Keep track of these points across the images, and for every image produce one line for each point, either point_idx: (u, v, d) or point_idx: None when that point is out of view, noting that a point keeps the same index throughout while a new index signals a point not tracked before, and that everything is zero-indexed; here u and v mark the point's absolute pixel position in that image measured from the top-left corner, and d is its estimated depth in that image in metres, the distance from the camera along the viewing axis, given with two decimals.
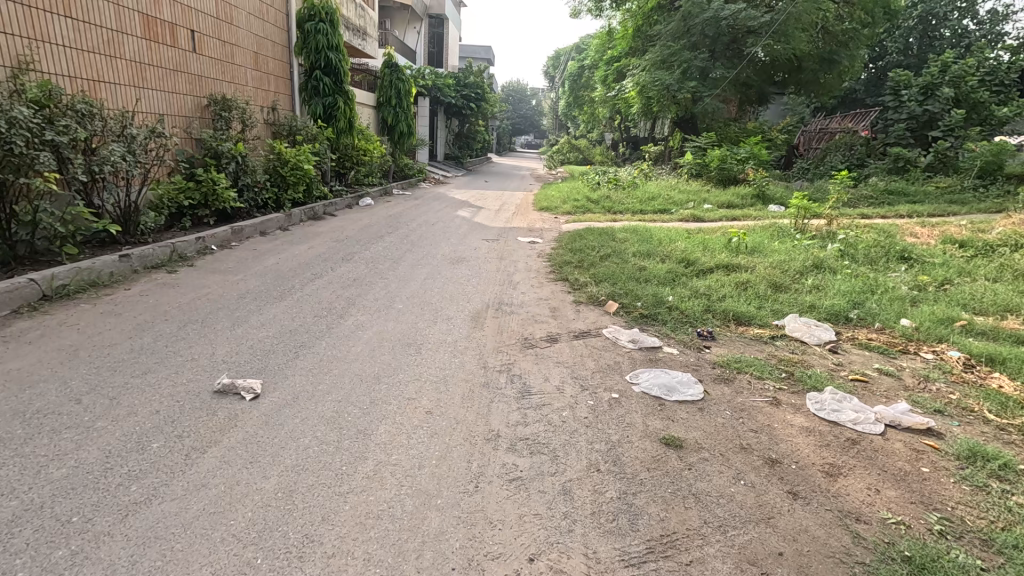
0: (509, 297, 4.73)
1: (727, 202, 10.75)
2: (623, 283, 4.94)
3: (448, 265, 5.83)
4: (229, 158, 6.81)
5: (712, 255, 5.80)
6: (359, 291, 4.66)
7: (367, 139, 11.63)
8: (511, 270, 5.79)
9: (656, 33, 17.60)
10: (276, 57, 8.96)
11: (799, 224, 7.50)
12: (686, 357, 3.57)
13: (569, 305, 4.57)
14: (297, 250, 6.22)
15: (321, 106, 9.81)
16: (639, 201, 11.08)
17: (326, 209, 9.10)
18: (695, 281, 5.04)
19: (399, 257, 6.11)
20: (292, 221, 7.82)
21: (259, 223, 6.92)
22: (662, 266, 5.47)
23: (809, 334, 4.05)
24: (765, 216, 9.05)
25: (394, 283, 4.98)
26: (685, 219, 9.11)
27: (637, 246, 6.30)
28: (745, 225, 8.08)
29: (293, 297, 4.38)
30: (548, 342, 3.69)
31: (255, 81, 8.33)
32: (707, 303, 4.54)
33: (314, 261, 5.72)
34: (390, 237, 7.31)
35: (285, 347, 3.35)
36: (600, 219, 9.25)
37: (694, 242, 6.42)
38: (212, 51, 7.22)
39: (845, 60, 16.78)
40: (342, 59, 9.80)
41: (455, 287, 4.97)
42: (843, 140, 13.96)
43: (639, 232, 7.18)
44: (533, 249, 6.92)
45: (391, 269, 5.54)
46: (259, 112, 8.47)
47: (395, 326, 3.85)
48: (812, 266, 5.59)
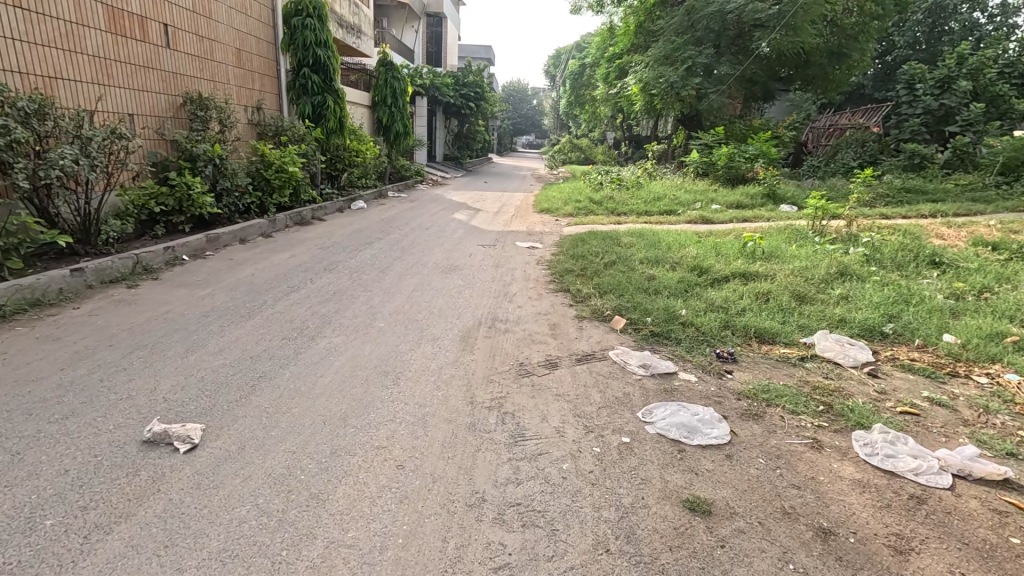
0: (504, 312, 4.26)
1: (736, 202, 10.27)
2: (631, 296, 4.47)
3: (439, 274, 5.37)
4: (206, 160, 6.37)
5: (726, 262, 5.33)
6: (338, 307, 4.20)
7: (360, 139, 11.18)
8: (507, 279, 5.32)
9: (658, 29, 17.12)
10: (260, 54, 8.53)
11: (816, 226, 7.03)
12: (705, 386, 3.10)
13: (570, 321, 4.11)
14: (277, 258, 5.77)
15: (310, 105, 9.36)
16: (644, 201, 10.62)
17: (315, 212, 8.66)
18: (710, 292, 4.56)
19: (386, 266, 5.65)
20: (276, 226, 7.38)
21: (239, 230, 6.47)
22: (672, 275, 5.00)
23: (843, 355, 3.56)
24: (778, 217, 8.58)
25: (378, 297, 4.52)
26: (693, 221, 8.63)
27: (645, 252, 5.83)
28: (757, 227, 7.61)
29: (262, 316, 3.92)
30: (546, 368, 3.22)
31: (237, 79, 7.90)
32: (725, 318, 4.06)
33: (294, 271, 5.27)
34: (379, 243, 6.85)
35: (241, 380, 2.89)
36: (604, 222, 8.78)
37: (706, 247, 5.95)
38: (188, 47, 6.78)
39: (854, 54, 16.27)
40: (330, 56, 9.34)
41: (445, 300, 4.51)
42: (855, 137, 13.46)
43: (645, 236, 6.72)
44: (532, 256, 6.46)
45: (377, 280, 5.08)
46: (242, 111, 8.02)
47: (373, 350, 3.39)
48: (837, 273, 5.10)
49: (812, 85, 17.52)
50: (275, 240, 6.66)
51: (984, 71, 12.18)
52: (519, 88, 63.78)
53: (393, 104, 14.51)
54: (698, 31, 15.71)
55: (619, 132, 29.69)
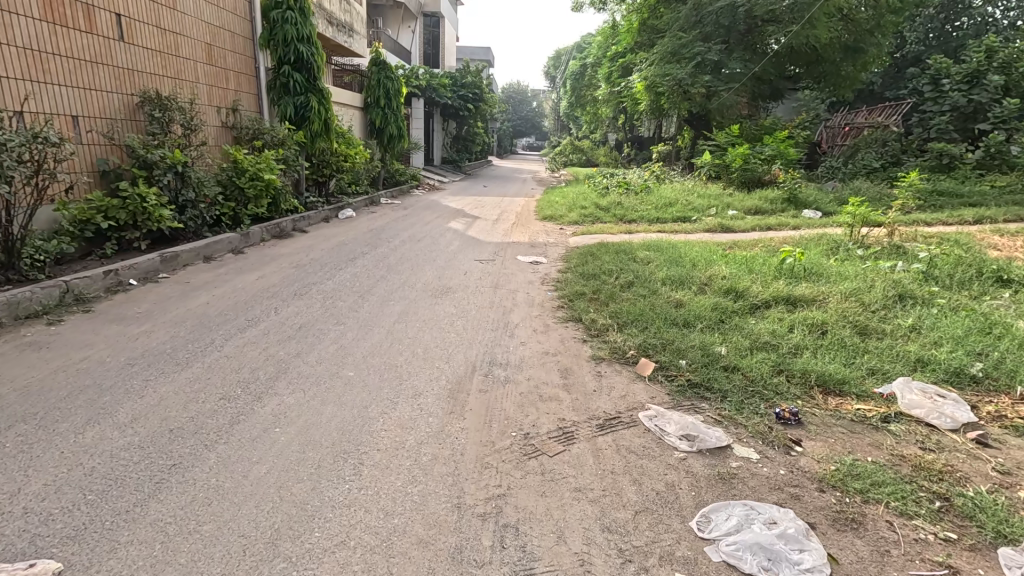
0: (504, 352, 3.49)
1: (754, 207, 9.53)
2: (657, 330, 3.70)
3: (428, 299, 4.61)
4: (164, 168, 5.60)
5: (763, 283, 4.56)
6: (302, 348, 3.44)
7: (349, 142, 10.39)
8: (508, 304, 4.56)
9: (664, 25, 16.40)
10: (235, 51, 7.79)
11: (853, 236, 6.26)
12: (773, 467, 2.33)
13: (585, 365, 3.33)
14: (242, 281, 5.00)
15: (292, 106, 8.53)
16: (654, 207, 9.86)
17: (298, 224, 7.92)
18: (751, 326, 3.79)
19: (368, 289, 4.90)
20: (251, 240, 6.63)
21: (203, 247, 5.71)
22: (702, 301, 4.23)
23: (937, 414, 2.78)
24: (806, 224, 7.83)
25: (353, 332, 3.75)
26: (711, 230, 7.89)
27: (665, 270, 5.06)
28: (785, 237, 6.84)
29: (204, 362, 3.15)
30: (560, 442, 2.44)
31: (208, 77, 7.16)
32: (777, 361, 3.28)
33: (261, 297, 4.53)
34: (364, 259, 6.08)
35: (143, 473, 2.11)
36: (614, 230, 8.02)
37: (736, 264, 5.18)
38: (147, 40, 6.05)
39: (869, 49, 15.53)
40: (315, 52, 8.57)
41: (433, 336, 3.75)
42: (875, 136, 12.74)
43: (664, 249, 5.96)
44: (536, 273, 5.70)
45: (356, 308, 4.33)
46: (214, 112, 7.27)
47: (335, 417, 2.61)
48: (895, 295, 4.33)
49: (825, 83, 16.76)
50: (247, 258, 5.90)
51: (1016, 65, 11.45)
52: (519, 90, 63.13)
53: (386, 105, 13.74)
54: (707, 26, 14.99)
55: (621, 133, 28.98)
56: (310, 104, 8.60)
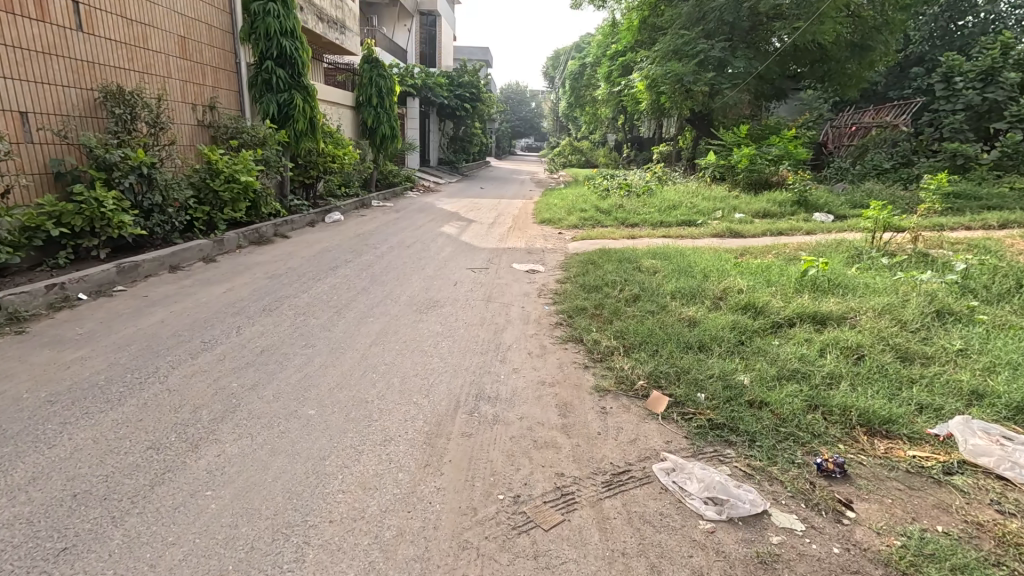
0: (493, 382, 3.03)
1: (762, 210, 9.09)
2: (670, 355, 3.23)
3: (412, 316, 4.14)
4: (126, 169, 5.13)
5: (784, 297, 4.10)
6: (259, 379, 2.96)
7: (338, 142, 9.92)
8: (500, 321, 4.09)
9: (665, 23, 15.97)
10: (213, 45, 7.35)
11: (875, 242, 5.80)
12: (824, 544, 1.87)
13: (587, 398, 2.86)
14: (208, 294, 4.52)
15: (274, 104, 8.07)
16: (657, 210, 9.42)
17: (279, 229, 7.45)
18: (775, 349, 3.33)
19: (346, 303, 4.43)
20: (226, 247, 6.16)
21: (169, 255, 5.24)
22: (717, 319, 3.77)
23: (1011, 464, 2.30)
24: (820, 228, 7.37)
25: (321, 359, 3.28)
26: (719, 234, 7.45)
27: (674, 282, 4.60)
28: (801, 243, 6.40)
29: (138, 399, 2.67)
30: (558, 510, 1.99)
31: (181, 72, 6.71)
32: (809, 395, 2.82)
33: (225, 312, 4.06)
34: (346, 268, 5.61)
35: (20, 563, 1.64)
36: (616, 235, 7.58)
37: (751, 275, 4.72)
38: (112, 31, 5.60)
39: (878, 47, 15.01)
40: (299, 47, 8.11)
41: (414, 361, 3.28)
42: (884, 136, 12.42)
43: (671, 257, 5.50)
44: (533, 284, 5.24)
45: (330, 326, 3.86)
46: (188, 110, 6.80)
47: (283, 475, 2.13)
48: (932, 312, 3.87)
49: (828, 82, 16.24)
50: (218, 267, 5.42)
51: None
52: (518, 90, 62.66)
53: (379, 105, 13.26)
54: (710, 23, 14.53)
55: (620, 133, 28.52)
56: (294, 102, 8.13)
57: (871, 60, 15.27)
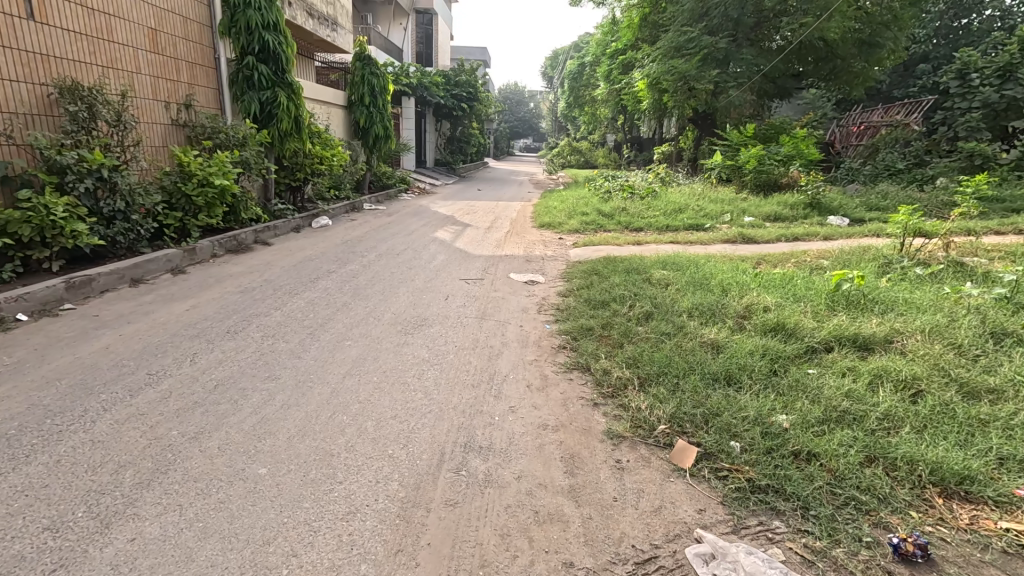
0: (486, 427, 2.54)
1: (773, 213, 8.65)
2: (694, 390, 2.75)
3: (395, 339, 3.65)
4: (82, 172, 4.65)
5: (817, 317, 3.62)
6: (206, 427, 2.46)
7: (326, 142, 9.42)
8: (495, 345, 3.61)
9: (666, 20, 15.47)
10: (189, 39, 6.85)
11: (904, 249, 5.31)
12: None
13: (599, 448, 2.39)
14: (167, 312, 4.03)
15: (256, 102, 7.58)
16: (662, 214, 8.95)
17: (260, 236, 6.96)
18: (814, 380, 2.86)
19: (322, 323, 3.95)
20: (198, 256, 5.67)
21: (131, 267, 4.74)
22: (743, 342, 3.30)
23: None
24: (839, 233, 6.92)
25: (284, 396, 2.79)
26: (730, 240, 6.98)
27: (689, 297, 4.12)
28: (821, 250, 5.93)
29: (49, 456, 2.17)
30: None
31: (152, 67, 6.22)
32: (866, 444, 2.34)
33: (183, 335, 3.56)
34: (328, 280, 5.13)
35: None
36: (620, 241, 7.11)
37: (775, 289, 4.24)
38: (70, 20, 5.10)
39: (887, 44, 14.56)
40: (283, 42, 7.63)
41: (393, 399, 2.80)
42: (895, 135, 12.20)
43: (683, 267, 5.02)
44: (532, 297, 4.77)
45: (301, 352, 3.37)
46: (159, 107, 6.30)
47: (211, 572, 1.64)
48: (989, 333, 3.38)
49: (834, 80, 15.68)
50: (187, 280, 4.93)
51: None
52: (518, 90, 62.22)
53: (372, 104, 12.71)
54: (714, 19, 14.07)
55: (621, 133, 28.08)
56: (278, 100, 7.63)
57: (879, 57, 14.79)
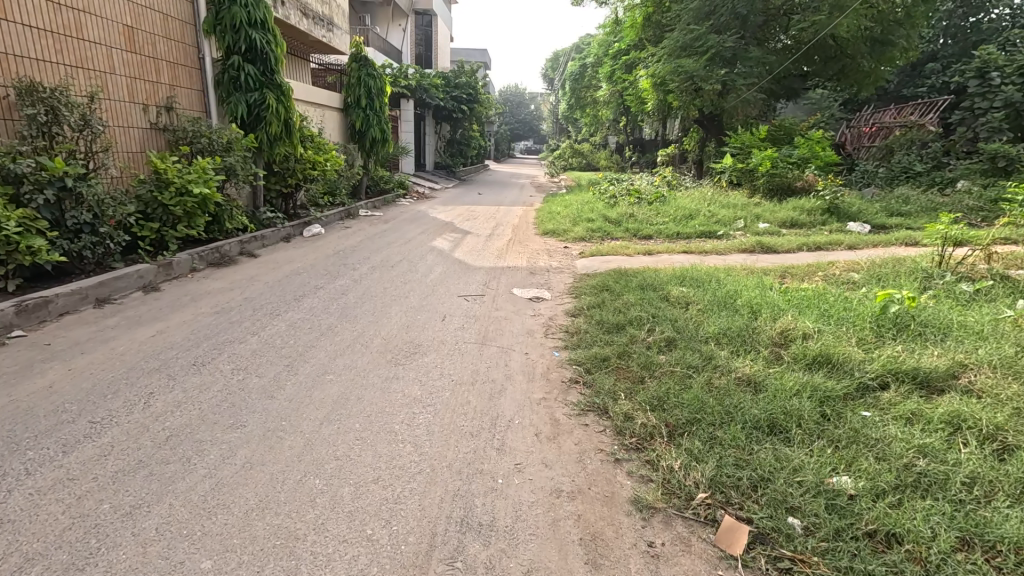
0: (487, 496, 2.10)
1: (788, 219, 8.21)
2: (735, 445, 2.32)
3: (384, 372, 3.21)
4: (40, 182, 4.22)
5: (863, 346, 3.18)
6: (145, 499, 2.01)
7: (319, 146, 9.00)
8: (497, 379, 3.17)
9: (671, 18, 15.02)
10: (169, 37, 6.44)
11: (945, 261, 4.86)
12: None
13: (626, 527, 1.95)
14: (129, 340, 3.59)
15: (243, 104, 7.14)
16: (672, 220, 8.51)
17: (246, 246, 6.53)
18: (875, 429, 2.41)
19: (303, 351, 3.50)
20: (175, 271, 5.24)
21: (97, 285, 4.31)
22: (784, 378, 2.85)
23: None
24: (864, 242, 6.48)
25: (248, 451, 2.34)
26: (747, 248, 6.55)
27: (715, 320, 3.68)
28: (850, 261, 5.48)
29: None
30: None
31: (128, 67, 5.81)
32: (958, 521, 1.87)
33: (141, 369, 3.12)
34: (315, 298, 4.70)
35: None
36: (630, 250, 6.68)
37: (811, 310, 3.79)
38: (31, 14, 4.68)
39: (900, 41, 14.10)
40: (271, 41, 7.20)
41: (377, 455, 2.35)
42: (911, 136, 11.77)
43: (704, 284, 4.58)
44: (537, 317, 4.34)
45: (275, 391, 2.93)
46: (135, 109, 5.88)
47: None
48: None
49: (844, 81, 15.25)
50: (159, 299, 4.50)
51: None
52: (518, 92, 61.78)
53: (369, 106, 12.27)
54: (722, 16, 13.61)
55: (622, 135, 27.70)
56: (266, 102, 7.19)
57: (891, 56, 14.36)
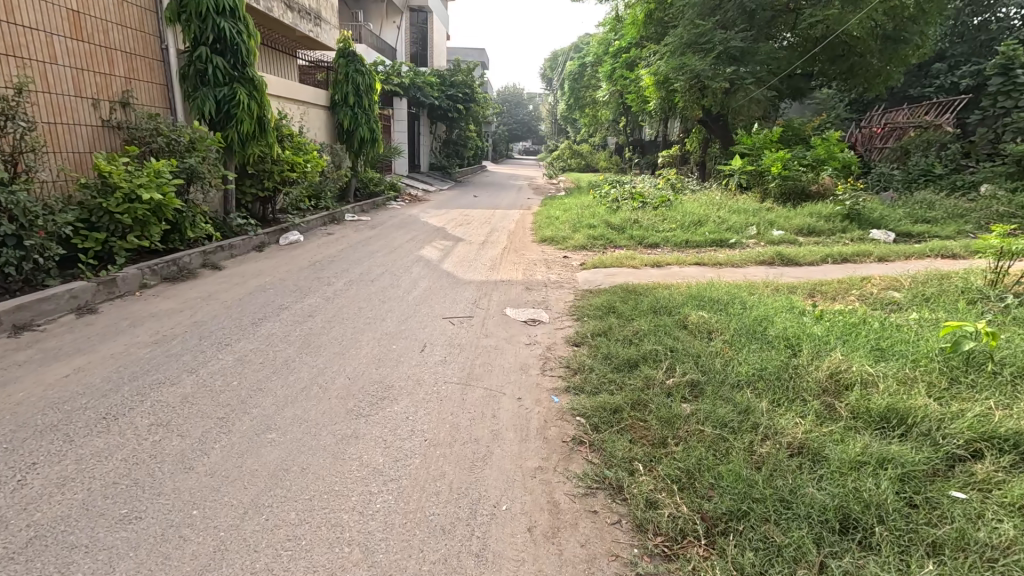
0: None
1: (805, 225, 7.62)
2: (801, 559, 1.69)
3: (341, 430, 2.57)
4: None
5: (937, 399, 2.55)
6: None
7: (300, 146, 8.34)
8: (480, 439, 2.52)
9: (674, 14, 14.43)
10: (126, 25, 5.82)
11: (1003, 280, 4.22)
12: None
13: None
14: (32, 382, 2.94)
15: (212, 99, 6.46)
16: (680, 227, 7.90)
17: (211, 256, 5.90)
18: (987, 527, 1.78)
19: (245, 398, 2.85)
20: (120, 288, 4.59)
21: (12, 309, 3.66)
22: (848, 445, 2.22)
23: None
24: (895, 254, 5.85)
25: (132, 565, 1.71)
26: (766, 260, 5.91)
27: (748, 358, 3.04)
28: (887, 276, 4.85)
29: None
30: None
31: (74, 57, 5.20)
32: None
33: (31, 429, 2.47)
34: (275, 323, 4.04)
35: None
36: (635, 261, 6.04)
37: (860, 346, 3.16)
38: None
39: (914, 39, 13.46)
40: (243, 30, 6.54)
41: (309, 570, 1.72)
42: (927, 137, 11.18)
43: (726, 308, 3.94)
44: (533, 348, 3.69)
45: (195, 459, 2.29)
46: (82, 104, 5.26)
47: None
48: None
49: (853, 81, 14.64)
50: (91, 324, 3.86)
51: None
52: (516, 92, 61.22)
53: (356, 104, 11.62)
54: (728, 12, 13.15)
55: (622, 136, 27.12)
56: (236, 98, 6.53)
57: (904, 53, 13.71)
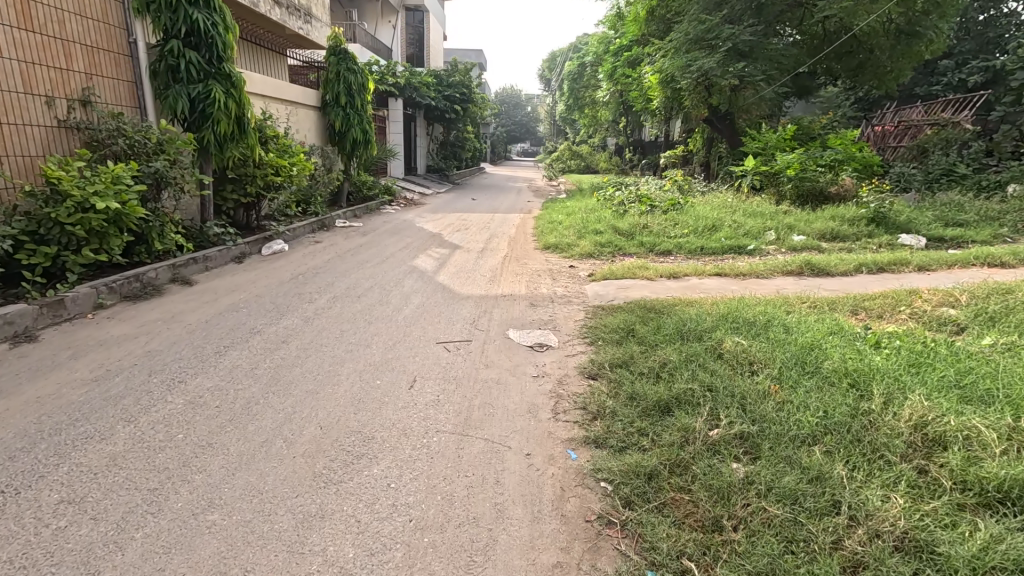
0: None
1: (828, 230, 7.08)
2: None
3: (304, 508, 2.01)
4: None
5: None
6: None
7: (286, 148, 7.78)
8: (482, 520, 1.96)
9: (679, 9, 13.86)
10: (86, 16, 5.28)
11: None
12: None
13: None
14: None
15: (185, 97, 5.89)
16: (694, 232, 7.35)
17: (183, 269, 5.36)
18: None
19: (187, 461, 2.28)
20: (69, 310, 4.03)
21: None
22: (969, 538, 1.66)
23: None
24: (936, 263, 5.31)
25: None
26: (793, 270, 5.37)
27: (808, 401, 2.49)
28: (938, 290, 4.30)
29: None
30: None
31: (22, 50, 4.66)
32: None
33: None
34: (241, 353, 3.48)
35: None
36: (650, 271, 5.48)
37: (940, 384, 2.60)
38: None
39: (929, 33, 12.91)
40: (218, 22, 5.97)
41: None
42: (947, 135, 10.65)
43: (766, 332, 3.38)
44: (543, 383, 3.13)
45: (103, 559, 1.73)
46: (31, 101, 4.71)
47: None
48: None
49: (864, 78, 14.10)
50: (24, 356, 3.29)
51: None
52: (513, 93, 60.70)
53: (349, 105, 11.05)
54: (735, 6, 12.59)
55: (622, 136, 26.63)
56: (211, 96, 5.95)
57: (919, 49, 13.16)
